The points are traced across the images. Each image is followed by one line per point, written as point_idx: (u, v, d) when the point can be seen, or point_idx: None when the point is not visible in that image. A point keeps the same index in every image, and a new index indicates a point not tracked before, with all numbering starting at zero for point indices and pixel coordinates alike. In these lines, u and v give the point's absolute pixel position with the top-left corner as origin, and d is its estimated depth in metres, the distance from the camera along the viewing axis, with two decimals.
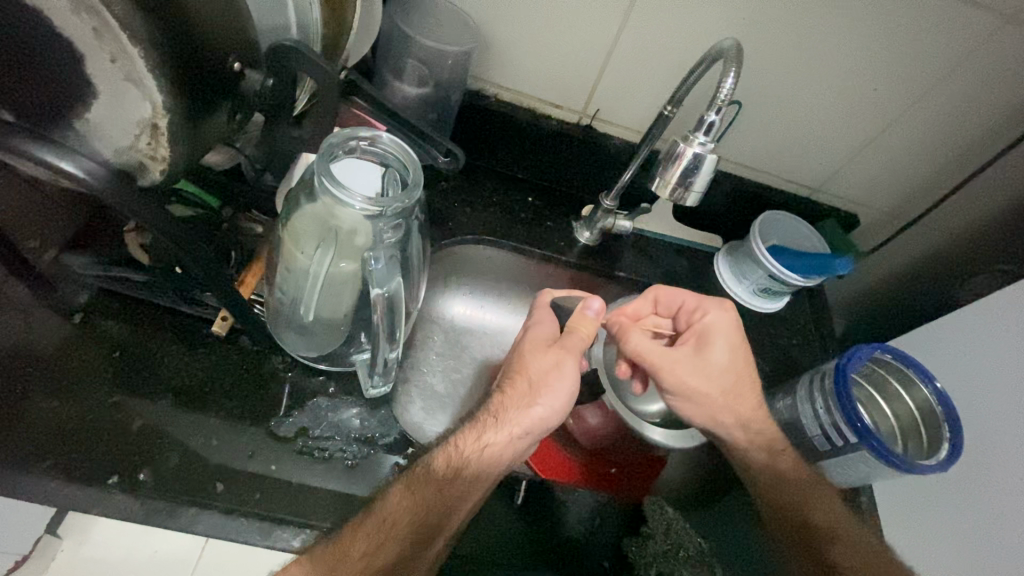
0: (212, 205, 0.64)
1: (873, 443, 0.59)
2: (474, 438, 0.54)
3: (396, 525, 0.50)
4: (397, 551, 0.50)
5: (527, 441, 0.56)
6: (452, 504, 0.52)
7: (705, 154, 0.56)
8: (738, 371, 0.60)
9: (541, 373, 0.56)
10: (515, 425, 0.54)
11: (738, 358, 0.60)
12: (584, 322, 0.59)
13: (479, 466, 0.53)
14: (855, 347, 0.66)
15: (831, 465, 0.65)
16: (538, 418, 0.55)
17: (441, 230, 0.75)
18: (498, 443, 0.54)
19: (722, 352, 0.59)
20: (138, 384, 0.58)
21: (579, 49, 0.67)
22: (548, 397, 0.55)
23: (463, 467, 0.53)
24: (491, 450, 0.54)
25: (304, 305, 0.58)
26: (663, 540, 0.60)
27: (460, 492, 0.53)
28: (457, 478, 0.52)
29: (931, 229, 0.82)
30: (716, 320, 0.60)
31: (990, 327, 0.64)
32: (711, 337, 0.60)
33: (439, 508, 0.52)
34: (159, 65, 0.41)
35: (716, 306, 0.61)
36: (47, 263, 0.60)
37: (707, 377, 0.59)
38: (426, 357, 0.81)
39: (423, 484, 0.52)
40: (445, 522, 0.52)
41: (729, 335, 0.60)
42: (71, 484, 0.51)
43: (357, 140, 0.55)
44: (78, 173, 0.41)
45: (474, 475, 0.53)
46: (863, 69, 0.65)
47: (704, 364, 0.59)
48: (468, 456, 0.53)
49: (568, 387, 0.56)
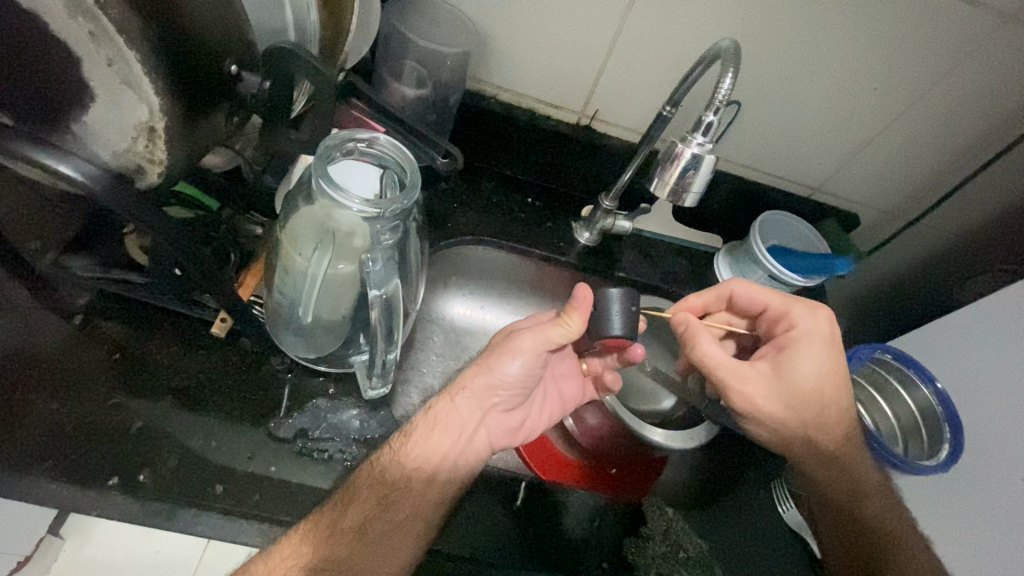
0: (212, 207, 0.63)
1: (873, 444, 0.63)
2: (425, 408, 0.56)
3: (363, 493, 0.50)
4: (363, 513, 0.50)
5: (472, 401, 0.56)
6: (412, 467, 0.52)
7: (705, 154, 0.56)
8: (825, 386, 0.58)
9: (497, 345, 0.57)
10: (459, 385, 0.56)
11: (825, 370, 0.58)
12: (572, 314, 0.54)
13: (424, 430, 0.54)
14: (855, 348, 0.70)
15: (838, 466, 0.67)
16: (484, 379, 0.56)
17: (441, 231, 0.75)
18: (442, 404, 0.55)
19: (812, 364, 0.58)
20: (138, 384, 0.58)
21: (578, 49, 0.67)
22: (494, 359, 0.56)
23: (410, 433, 0.54)
24: (434, 413, 0.55)
25: (302, 306, 0.57)
26: (662, 542, 0.60)
27: (417, 457, 0.52)
28: (408, 443, 0.53)
29: (933, 229, 0.82)
30: (807, 328, 0.59)
31: (982, 330, 0.63)
32: (796, 348, 0.58)
33: (401, 472, 0.51)
34: (156, 69, 0.41)
35: (803, 313, 0.60)
36: (46, 265, 0.58)
37: (791, 395, 0.57)
38: (426, 357, 0.80)
39: (381, 453, 0.53)
40: (409, 487, 0.51)
41: (815, 349, 0.58)
42: (70, 485, 0.51)
43: (355, 141, 0.56)
44: (77, 177, 0.41)
45: (427, 441, 0.53)
46: (865, 67, 0.65)
47: (785, 376, 0.58)
48: (416, 422, 0.55)
49: (518, 359, 0.55)
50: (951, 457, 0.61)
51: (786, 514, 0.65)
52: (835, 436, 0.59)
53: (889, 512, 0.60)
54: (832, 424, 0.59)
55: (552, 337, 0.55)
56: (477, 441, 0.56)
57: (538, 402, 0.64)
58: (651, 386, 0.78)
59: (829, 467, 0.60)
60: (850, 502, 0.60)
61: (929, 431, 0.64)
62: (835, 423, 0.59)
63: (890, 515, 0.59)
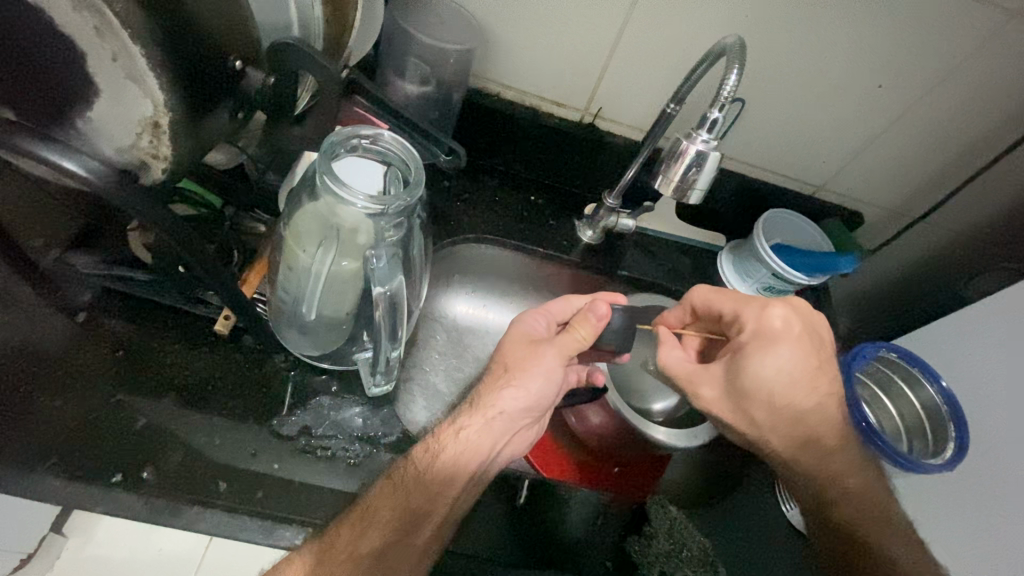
0: (216, 206, 0.64)
1: (879, 443, 0.57)
2: (454, 424, 0.54)
3: (378, 512, 0.50)
4: (381, 538, 0.49)
5: (508, 422, 0.54)
6: (437, 489, 0.51)
7: (708, 151, 0.55)
8: (778, 390, 0.57)
9: (519, 358, 0.56)
10: (494, 407, 0.53)
11: (780, 374, 0.56)
12: (583, 326, 0.57)
13: (454, 449, 0.52)
14: (862, 345, 0.67)
15: None
16: (519, 402, 0.54)
17: (444, 230, 0.74)
18: (474, 427, 0.53)
19: (765, 368, 0.56)
20: (141, 383, 0.58)
21: (581, 48, 0.67)
22: (521, 380, 0.54)
23: (439, 450, 0.52)
24: (466, 433, 0.53)
25: (305, 304, 0.58)
26: (666, 540, 0.61)
27: (444, 476, 0.51)
28: (437, 462, 0.51)
29: (937, 228, 0.82)
30: (755, 330, 0.57)
31: (989, 329, 0.63)
32: (746, 353, 0.57)
33: (421, 494, 0.50)
34: (160, 63, 0.41)
35: (753, 315, 0.58)
36: (50, 262, 0.60)
37: (742, 398, 0.58)
38: (428, 356, 0.80)
39: (404, 470, 0.52)
40: (432, 509, 0.51)
41: (769, 350, 0.56)
42: (74, 482, 0.51)
43: (359, 138, 0.55)
44: (82, 173, 0.41)
45: (454, 458, 0.52)
46: (869, 64, 0.65)
47: (738, 381, 0.58)
48: (445, 440, 0.53)
49: (549, 378, 0.55)
50: (957, 455, 0.59)
51: (789, 513, 0.66)
52: (823, 436, 0.59)
53: (875, 519, 0.58)
54: (795, 423, 0.58)
55: (572, 351, 0.56)
56: (500, 457, 0.56)
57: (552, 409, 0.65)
58: (650, 383, 0.77)
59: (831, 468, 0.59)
60: (819, 505, 0.60)
61: (934, 431, 0.63)
62: (789, 426, 0.58)
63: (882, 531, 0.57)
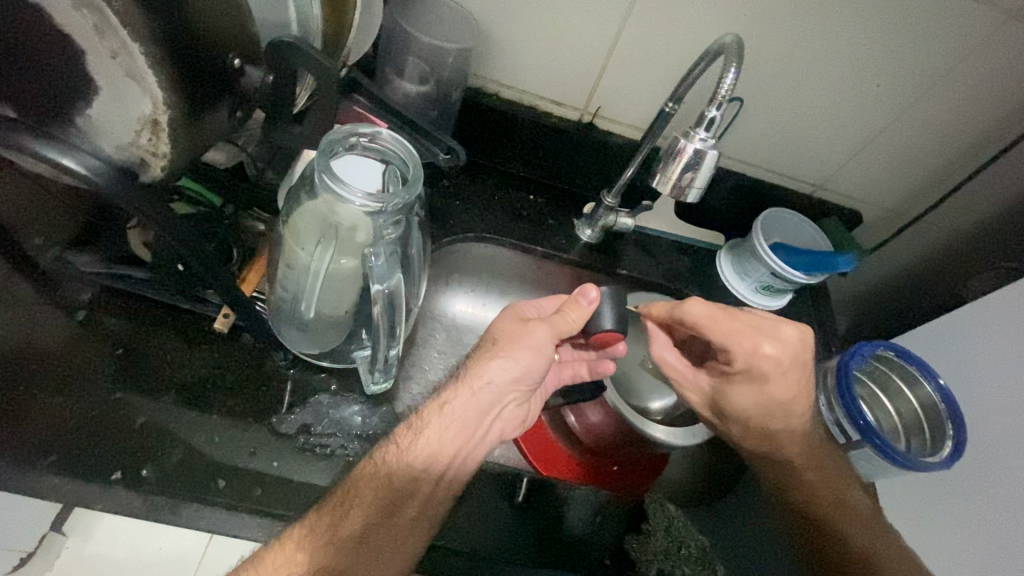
0: (216, 204, 0.64)
1: (876, 441, 0.59)
2: (438, 401, 0.55)
3: (361, 495, 0.50)
4: (363, 520, 0.49)
5: (495, 392, 0.54)
6: (421, 466, 0.51)
7: (706, 150, 0.55)
8: (754, 414, 0.61)
9: (510, 334, 0.56)
10: (480, 378, 0.54)
11: (757, 403, 0.60)
12: (575, 309, 0.58)
13: (437, 426, 0.53)
14: (860, 343, 0.66)
15: (853, 457, 0.63)
16: (507, 373, 0.54)
17: (443, 229, 0.75)
18: (459, 400, 0.54)
19: (745, 396, 0.60)
20: (141, 381, 0.58)
21: (580, 48, 0.67)
22: (509, 352, 0.55)
23: (422, 428, 0.53)
24: (450, 407, 0.53)
25: (304, 301, 0.58)
26: (664, 537, 0.61)
27: (426, 456, 0.52)
28: (419, 439, 0.52)
29: (935, 227, 0.82)
30: (742, 369, 0.58)
31: (987, 328, 0.63)
32: (728, 382, 0.60)
33: (405, 473, 0.51)
34: (159, 60, 0.41)
35: (744, 354, 0.57)
36: (50, 260, 0.60)
37: (719, 412, 0.63)
38: (427, 355, 0.80)
39: (386, 450, 0.53)
40: (417, 489, 0.51)
41: (751, 384, 0.59)
42: (74, 480, 0.51)
43: (357, 136, 0.56)
44: (81, 170, 0.41)
45: (436, 436, 0.53)
46: (868, 65, 0.65)
47: (717, 401, 0.62)
48: (429, 417, 0.54)
49: (540, 355, 0.55)
50: (956, 452, 0.59)
51: None
52: (793, 435, 0.61)
53: (834, 508, 0.60)
54: (764, 436, 0.62)
55: (564, 332, 0.57)
56: (490, 435, 0.56)
57: (541, 394, 0.65)
58: (649, 382, 0.77)
59: (813, 460, 0.61)
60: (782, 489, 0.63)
61: (932, 430, 0.63)
62: (757, 439, 0.62)
63: (847, 519, 0.59)
